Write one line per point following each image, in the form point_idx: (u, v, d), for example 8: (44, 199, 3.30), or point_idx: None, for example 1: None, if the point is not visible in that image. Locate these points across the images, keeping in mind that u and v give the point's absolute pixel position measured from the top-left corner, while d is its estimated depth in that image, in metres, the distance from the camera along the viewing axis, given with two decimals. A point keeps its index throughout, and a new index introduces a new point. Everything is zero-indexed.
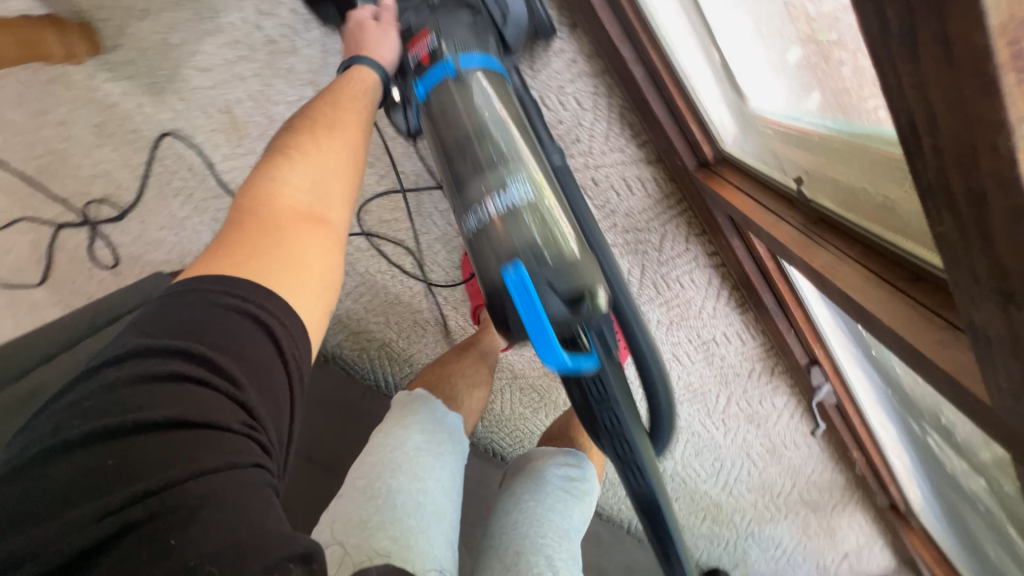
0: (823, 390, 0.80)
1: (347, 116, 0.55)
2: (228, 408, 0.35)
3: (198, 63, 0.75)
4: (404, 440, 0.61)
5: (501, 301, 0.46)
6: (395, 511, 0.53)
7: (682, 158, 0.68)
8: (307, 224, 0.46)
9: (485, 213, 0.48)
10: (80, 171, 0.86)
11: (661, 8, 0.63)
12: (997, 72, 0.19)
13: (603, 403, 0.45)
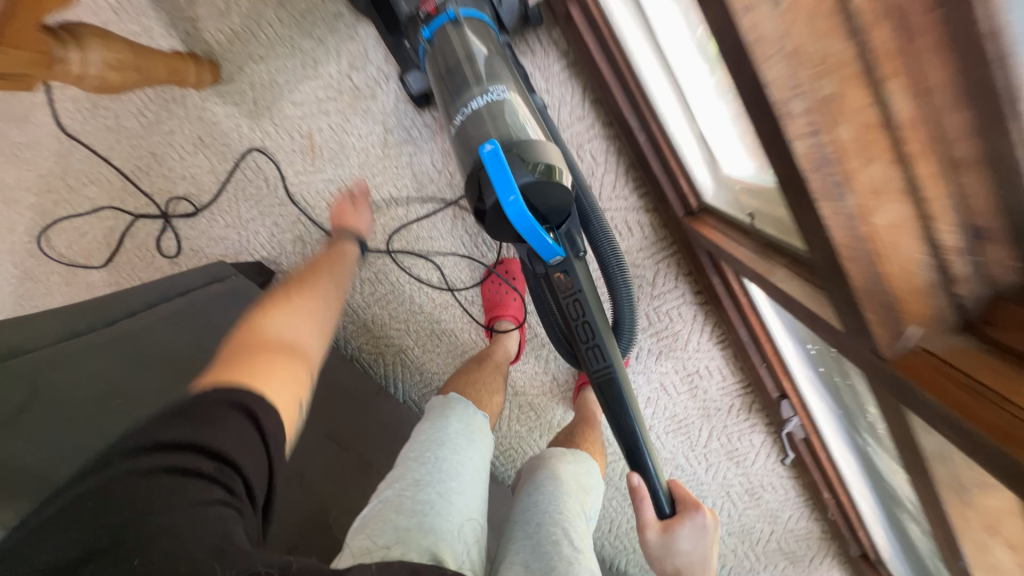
0: (792, 423, 0.90)
1: (325, 282, 0.68)
2: (201, 454, 0.38)
3: (295, 98, 0.91)
4: (445, 425, 0.72)
5: (479, 177, 0.58)
6: (442, 472, 0.63)
7: (674, 208, 0.80)
8: (283, 351, 0.53)
9: (471, 110, 0.61)
10: (171, 172, 1.02)
11: (651, 77, 0.74)
12: (865, 143, 0.31)
13: (570, 287, 0.67)
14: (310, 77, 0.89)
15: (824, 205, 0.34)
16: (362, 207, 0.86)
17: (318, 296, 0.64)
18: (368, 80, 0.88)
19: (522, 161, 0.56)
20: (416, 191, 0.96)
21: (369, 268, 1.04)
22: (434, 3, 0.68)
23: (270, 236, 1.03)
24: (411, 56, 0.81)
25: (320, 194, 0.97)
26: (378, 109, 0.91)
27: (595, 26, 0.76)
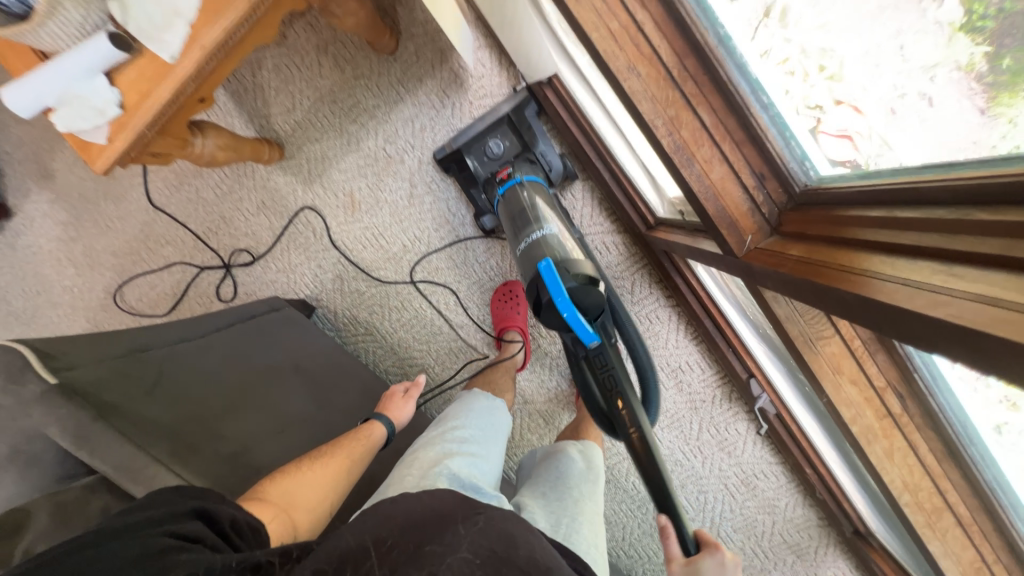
0: (762, 399, 1.05)
1: (349, 447, 0.82)
2: (178, 522, 0.54)
3: (341, 167, 1.18)
4: (467, 407, 0.94)
5: (536, 286, 0.79)
6: (461, 440, 0.85)
7: (638, 226, 1.04)
8: (281, 510, 0.67)
9: (531, 239, 0.86)
10: (236, 230, 1.26)
11: (602, 128, 0.99)
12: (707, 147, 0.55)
13: (603, 366, 0.78)
14: (352, 151, 1.16)
15: (682, 172, 0.61)
16: (407, 401, 0.97)
17: (334, 468, 0.77)
18: (396, 149, 1.15)
19: (568, 272, 0.77)
20: (436, 231, 1.19)
21: (396, 298, 1.24)
22: (507, 172, 0.99)
23: (314, 277, 1.25)
24: (481, 201, 1.11)
25: (358, 240, 1.22)
26: (404, 171, 1.16)
27: (562, 98, 1.01)
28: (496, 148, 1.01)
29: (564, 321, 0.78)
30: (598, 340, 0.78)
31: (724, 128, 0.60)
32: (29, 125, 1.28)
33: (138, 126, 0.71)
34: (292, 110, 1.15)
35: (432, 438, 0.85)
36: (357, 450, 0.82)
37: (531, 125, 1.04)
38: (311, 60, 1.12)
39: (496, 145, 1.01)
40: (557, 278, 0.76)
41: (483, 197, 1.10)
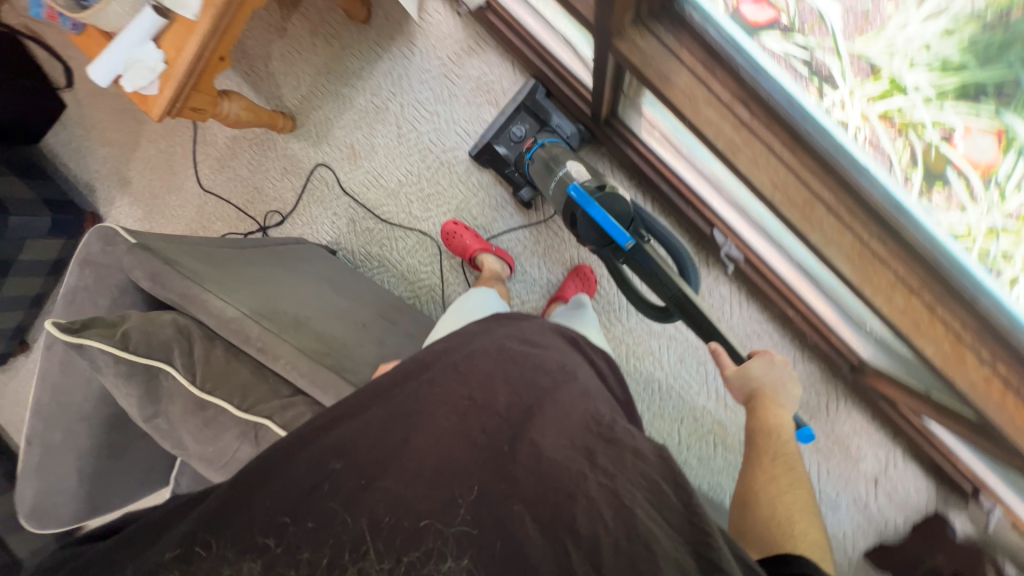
0: (727, 246, 1.13)
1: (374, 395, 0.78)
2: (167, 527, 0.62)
3: (339, 124, 1.42)
4: (469, 295, 1.07)
5: (573, 211, 0.92)
6: (469, 311, 1.01)
7: (584, 111, 1.18)
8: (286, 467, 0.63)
9: (564, 175, 0.99)
10: (267, 197, 1.52)
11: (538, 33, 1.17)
12: None
13: (637, 252, 0.85)
14: (348, 109, 1.40)
15: None
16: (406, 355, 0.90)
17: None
18: (380, 99, 1.37)
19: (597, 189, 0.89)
20: (423, 163, 1.38)
21: (400, 228, 1.43)
22: (530, 141, 1.18)
23: (332, 224, 1.48)
24: (516, 177, 1.27)
25: (362, 184, 1.44)
26: (388, 116, 1.38)
27: (506, 23, 1.21)
28: (519, 131, 1.22)
29: (601, 231, 0.88)
30: (634, 240, 0.85)
31: None
32: (109, 146, 1.63)
33: (177, 77, 0.97)
34: (297, 86, 1.41)
35: (446, 319, 1.02)
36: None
37: (546, 105, 1.22)
38: (308, 43, 1.39)
39: (518, 129, 1.22)
40: (583, 194, 0.88)
41: (517, 175, 1.26)
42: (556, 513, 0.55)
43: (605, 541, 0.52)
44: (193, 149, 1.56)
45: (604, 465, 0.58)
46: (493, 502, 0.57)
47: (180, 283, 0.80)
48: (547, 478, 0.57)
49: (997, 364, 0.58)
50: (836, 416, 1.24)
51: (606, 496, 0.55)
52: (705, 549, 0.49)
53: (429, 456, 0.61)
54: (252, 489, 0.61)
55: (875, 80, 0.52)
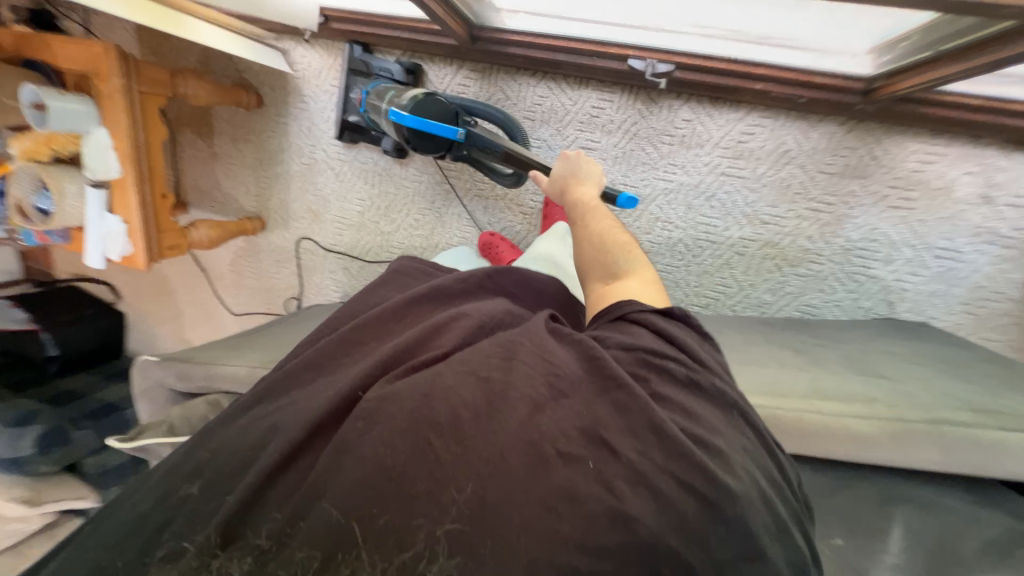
0: (657, 67, 1.03)
1: None
2: None
3: (293, 197, 1.55)
4: None
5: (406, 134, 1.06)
6: None
7: (449, 43, 1.16)
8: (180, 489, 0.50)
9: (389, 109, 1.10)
10: (280, 290, 1.69)
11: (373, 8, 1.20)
12: None
13: (470, 138, 1.07)
14: (290, 182, 1.53)
15: None
16: None
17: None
18: (307, 156, 1.48)
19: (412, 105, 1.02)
20: (366, 183, 1.46)
21: (382, 249, 1.50)
22: (359, 96, 1.26)
23: (336, 281, 1.59)
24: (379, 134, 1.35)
25: (334, 233, 1.54)
26: (321, 166, 1.48)
27: (346, 21, 1.25)
28: (353, 94, 1.30)
29: (433, 139, 1.06)
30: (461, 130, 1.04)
31: None
32: (165, 323, 1.93)
33: (138, 228, 1.13)
34: (249, 189, 1.58)
35: None
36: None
37: (365, 57, 1.27)
38: (235, 151, 1.55)
39: (353, 93, 1.29)
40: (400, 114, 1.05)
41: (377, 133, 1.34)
42: (419, 419, 0.46)
43: (465, 414, 0.46)
44: (213, 289, 1.79)
45: (462, 359, 0.53)
46: (354, 439, 0.47)
47: (200, 371, 0.92)
48: (414, 386, 0.49)
49: None
50: (893, 157, 1.04)
51: (466, 380, 0.49)
52: (553, 376, 0.51)
53: (300, 420, 0.51)
54: (145, 520, 0.48)
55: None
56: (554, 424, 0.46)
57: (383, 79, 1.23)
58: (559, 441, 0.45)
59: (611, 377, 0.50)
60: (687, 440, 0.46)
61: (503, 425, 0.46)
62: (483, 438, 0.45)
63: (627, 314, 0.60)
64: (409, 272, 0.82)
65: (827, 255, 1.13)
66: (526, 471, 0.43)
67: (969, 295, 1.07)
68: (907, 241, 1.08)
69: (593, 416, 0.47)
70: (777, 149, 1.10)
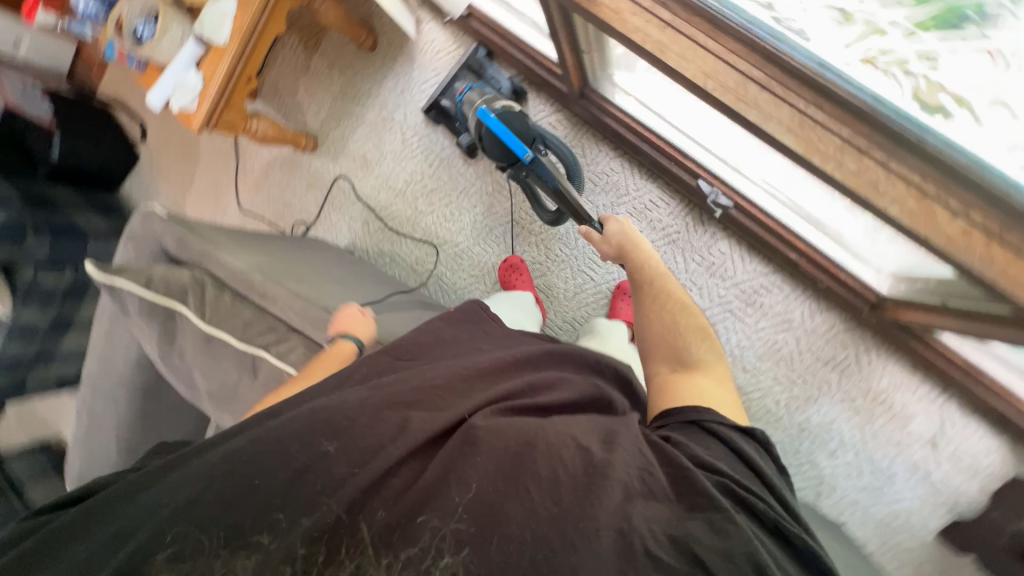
0: (717, 197, 1.14)
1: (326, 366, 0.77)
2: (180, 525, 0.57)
3: (355, 138, 1.60)
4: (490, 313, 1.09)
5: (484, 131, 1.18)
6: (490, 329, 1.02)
7: (561, 87, 1.26)
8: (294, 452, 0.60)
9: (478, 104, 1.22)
10: (296, 210, 1.70)
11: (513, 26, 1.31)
12: None
13: (534, 162, 1.13)
14: (360, 126, 1.59)
15: None
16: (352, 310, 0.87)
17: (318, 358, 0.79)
18: (386, 111, 1.55)
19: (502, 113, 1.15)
20: (426, 161, 1.52)
21: (408, 222, 1.54)
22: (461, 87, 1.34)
23: (349, 228, 1.61)
24: (459, 127, 1.41)
25: (373, 188, 1.58)
26: (395, 125, 1.55)
27: (485, 23, 1.34)
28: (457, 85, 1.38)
29: (504, 146, 1.15)
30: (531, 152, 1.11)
31: None
32: (171, 184, 1.91)
33: (211, 95, 1.16)
34: (319, 111, 1.63)
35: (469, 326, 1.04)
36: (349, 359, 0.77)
37: (484, 62, 1.36)
38: (326, 74, 1.61)
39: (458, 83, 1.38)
40: (489, 116, 1.16)
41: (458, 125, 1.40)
42: (523, 472, 0.55)
43: (564, 479, 0.55)
44: (235, 178, 1.79)
45: (563, 430, 0.60)
46: (461, 470, 0.57)
47: (199, 245, 0.92)
48: (519, 435, 0.59)
49: (971, 215, 0.56)
50: (872, 370, 1.14)
51: (569, 449, 0.57)
52: (647, 473, 0.57)
53: (419, 429, 0.61)
54: (259, 464, 0.59)
55: (851, 22, 0.60)
56: (646, 522, 0.52)
57: (490, 85, 1.31)
58: (651, 539, 0.51)
59: (701, 495, 0.55)
60: (776, 573, 0.50)
61: (597, 505, 0.52)
62: (582, 510, 0.52)
63: (704, 424, 0.67)
64: (492, 315, 0.89)
65: (783, 425, 1.20)
66: (617, 558, 0.49)
67: (885, 519, 1.14)
68: (853, 446, 1.16)
69: (684, 527, 0.52)
70: (782, 313, 1.19)
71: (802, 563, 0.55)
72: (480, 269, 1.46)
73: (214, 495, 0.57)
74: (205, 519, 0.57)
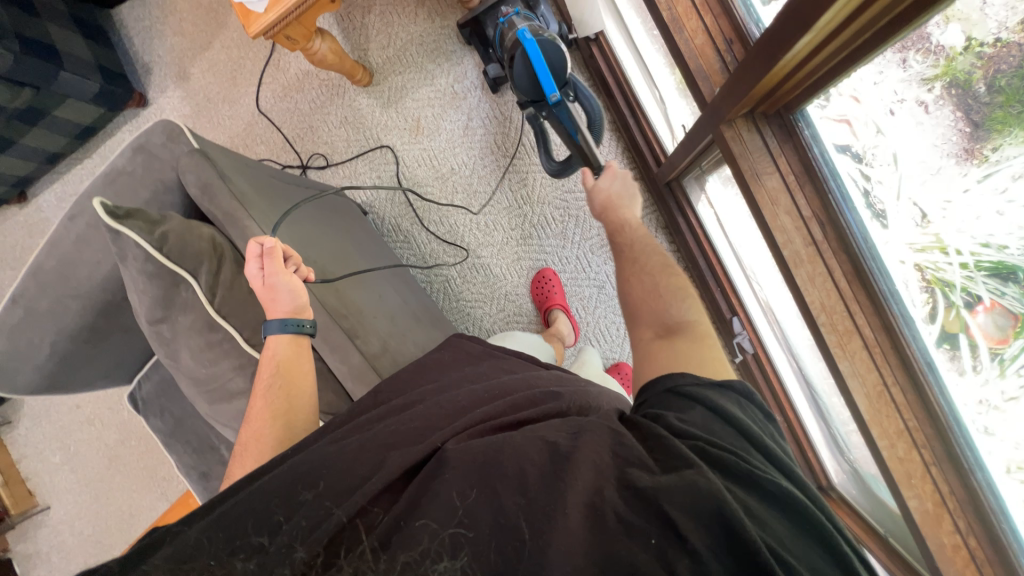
0: (742, 337, 1.18)
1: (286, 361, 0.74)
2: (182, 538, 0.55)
3: (415, 96, 1.44)
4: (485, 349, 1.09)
5: (513, 52, 1.01)
6: None
7: (649, 165, 1.24)
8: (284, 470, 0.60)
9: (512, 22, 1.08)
10: (319, 138, 1.51)
11: (635, 83, 1.22)
12: (680, 19, 0.73)
13: (558, 106, 1.01)
14: (426, 84, 1.43)
15: (673, 34, 0.73)
16: (274, 272, 0.72)
17: (262, 377, 0.72)
18: (462, 86, 1.41)
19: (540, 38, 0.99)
20: (481, 158, 1.41)
21: (436, 211, 1.43)
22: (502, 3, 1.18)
23: (371, 186, 1.47)
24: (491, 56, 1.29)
25: (413, 158, 1.44)
26: (465, 107, 1.41)
27: (606, 57, 1.25)
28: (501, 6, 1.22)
29: (533, 78, 1.00)
30: (559, 95, 0.99)
31: (710, 5, 0.73)
32: (182, 37, 1.61)
33: (284, 5, 0.97)
34: (386, 47, 1.44)
35: None
36: (307, 369, 0.74)
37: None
38: (410, 10, 1.42)
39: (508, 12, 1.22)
40: (527, 36, 0.99)
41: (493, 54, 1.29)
42: (494, 470, 0.52)
43: (532, 474, 0.52)
44: (262, 68, 1.55)
45: (533, 428, 0.58)
46: (434, 478, 0.54)
47: (228, 202, 0.78)
48: (486, 443, 0.55)
49: (970, 537, 0.62)
50: None
51: (536, 442, 0.55)
52: (618, 445, 0.54)
53: (393, 460, 0.57)
54: (246, 500, 0.57)
55: (924, 230, 0.60)
56: (615, 492, 0.49)
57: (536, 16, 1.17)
58: (618, 503, 0.48)
59: (677, 459, 0.51)
60: (748, 524, 0.46)
61: (569, 488, 0.49)
62: (550, 495, 0.50)
63: (679, 386, 0.60)
64: (480, 343, 0.89)
65: None
66: (586, 528, 0.47)
67: None
68: None
69: (655, 481, 0.49)
70: None
71: (793, 511, 0.50)
72: (491, 291, 1.41)
73: (219, 520, 0.55)
74: (209, 526, 0.55)
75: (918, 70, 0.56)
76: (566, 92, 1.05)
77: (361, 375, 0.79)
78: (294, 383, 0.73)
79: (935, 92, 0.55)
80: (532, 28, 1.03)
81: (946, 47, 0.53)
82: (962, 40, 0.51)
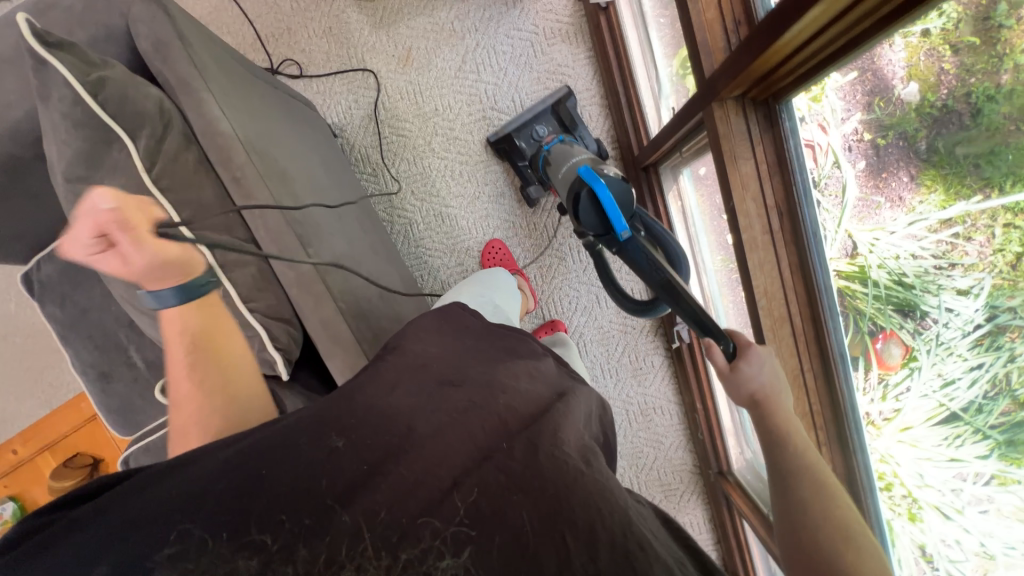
0: (681, 326, 1.26)
1: (197, 332, 0.63)
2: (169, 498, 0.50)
3: (411, 25, 1.35)
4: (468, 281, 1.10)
5: (573, 192, 0.85)
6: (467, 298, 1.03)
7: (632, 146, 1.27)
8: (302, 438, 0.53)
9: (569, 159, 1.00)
10: (297, 44, 1.38)
11: (635, 63, 1.23)
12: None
13: (629, 242, 0.79)
14: (425, 15, 1.35)
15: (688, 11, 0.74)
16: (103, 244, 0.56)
17: (177, 355, 0.62)
18: (461, 24, 1.34)
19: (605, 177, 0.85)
20: (467, 105, 1.36)
21: (412, 150, 1.37)
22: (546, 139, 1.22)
23: (346, 108, 1.37)
24: (527, 174, 1.30)
25: (398, 89, 1.36)
26: (462, 47, 1.35)
27: (611, 31, 1.25)
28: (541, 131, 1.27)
29: (601, 215, 0.82)
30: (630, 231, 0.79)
31: None
32: None
33: None
34: None
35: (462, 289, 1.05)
36: (229, 332, 0.66)
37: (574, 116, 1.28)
38: None
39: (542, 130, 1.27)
40: (592, 175, 0.84)
41: (530, 173, 1.30)
42: (561, 510, 0.48)
43: (601, 538, 0.47)
44: None
45: (598, 470, 0.55)
46: (496, 496, 0.49)
47: (184, 69, 0.69)
48: (559, 474, 0.51)
49: None
50: (690, 510, 1.37)
51: (605, 497, 0.50)
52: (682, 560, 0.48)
53: (420, 440, 0.54)
54: (248, 467, 0.51)
55: (851, 261, 0.69)
56: None
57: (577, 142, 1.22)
58: None
59: None
60: None
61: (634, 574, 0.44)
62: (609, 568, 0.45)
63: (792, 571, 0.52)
64: (478, 317, 0.82)
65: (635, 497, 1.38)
66: None
67: None
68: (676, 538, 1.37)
69: None
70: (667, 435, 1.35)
71: None
72: (453, 243, 1.38)
73: (217, 478, 0.50)
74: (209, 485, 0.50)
75: (876, 117, 0.62)
76: (636, 225, 0.83)
77: (310, 284, 0.75)
78: (220, 347, 0.64)
79: (884, 141, 0.62)
80: (597, 168, 0.90)
81: (905, 100, 0.58)
82: (916, 96, 0.56)
